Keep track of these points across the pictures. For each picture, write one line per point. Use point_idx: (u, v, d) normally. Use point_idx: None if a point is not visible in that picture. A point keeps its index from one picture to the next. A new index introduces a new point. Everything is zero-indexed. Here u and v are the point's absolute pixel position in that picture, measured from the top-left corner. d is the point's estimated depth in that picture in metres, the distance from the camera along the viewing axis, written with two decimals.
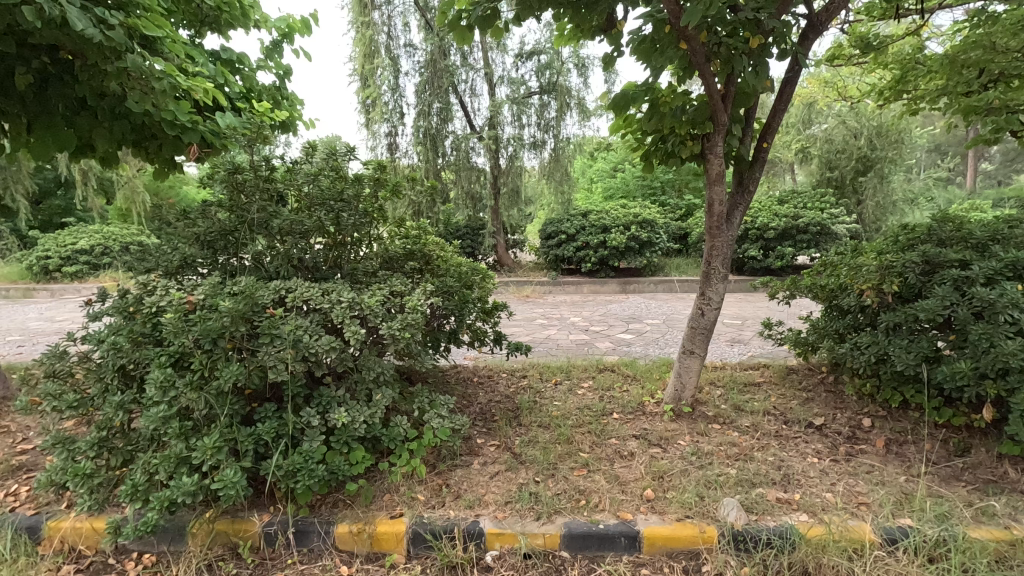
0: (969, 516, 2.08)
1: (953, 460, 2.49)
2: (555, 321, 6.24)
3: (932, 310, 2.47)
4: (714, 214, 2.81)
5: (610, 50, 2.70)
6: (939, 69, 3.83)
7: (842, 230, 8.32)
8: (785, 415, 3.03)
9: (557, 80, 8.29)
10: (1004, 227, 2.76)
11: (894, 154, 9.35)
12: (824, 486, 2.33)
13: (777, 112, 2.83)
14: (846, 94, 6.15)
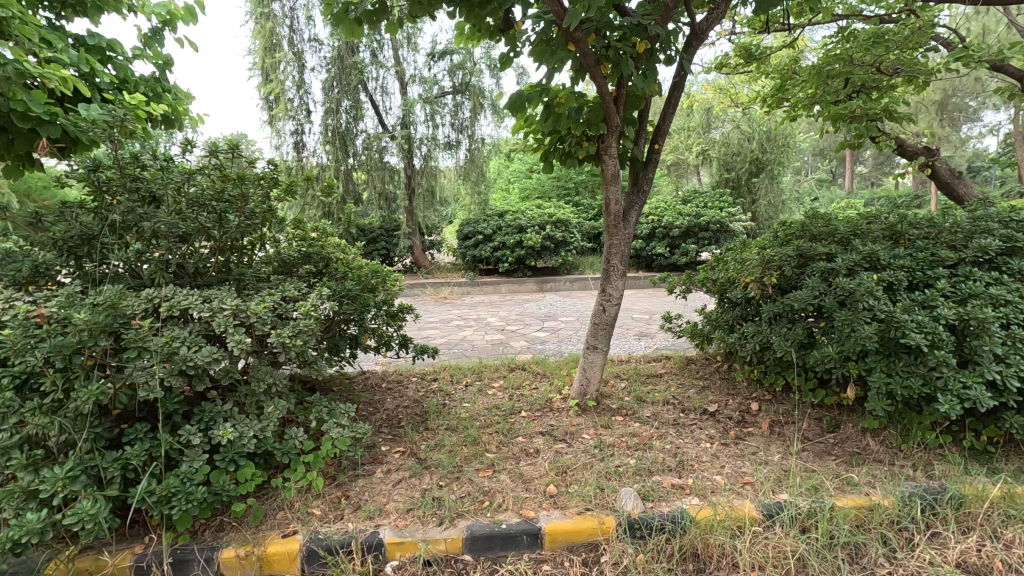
0: (836, 487, 2.27)
1: (825, 437, 2.72)
2: (472, 322, 6.24)
3: (804, 300, 2.69)
4: (611, 214, 2.90)
5: (507, 50, 2.70)
6: (810, 79, 4.20)
7: (739, 228, 8.92)
8: (682, 403, 3.19)
9: (469, 80, 8.25)
10: (863, 223, 3.05)
11: (783, 157, 10.15)
12: (714, 469, 2.48)
13: (667, 115, 2.96)
14: (737, 100, 6.58)
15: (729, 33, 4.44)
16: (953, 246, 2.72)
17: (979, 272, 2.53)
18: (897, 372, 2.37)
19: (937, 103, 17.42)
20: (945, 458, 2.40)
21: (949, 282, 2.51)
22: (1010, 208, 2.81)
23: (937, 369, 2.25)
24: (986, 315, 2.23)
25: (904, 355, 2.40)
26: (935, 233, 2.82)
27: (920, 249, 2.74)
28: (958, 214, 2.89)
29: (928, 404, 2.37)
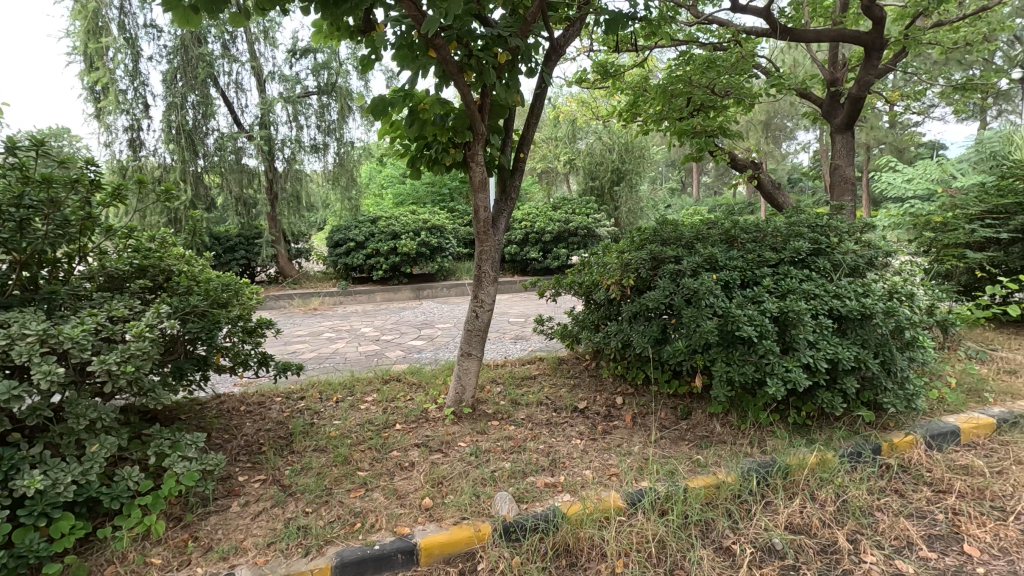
0: (689, 470, 2.49)
1: (680, 424, 2.98)
2: (345, 333, 5.94)
3: (657, 300, 2.93)
4: (480, 220, 2.92)
5: (367, 52, 2.62)
6: (658, 97, 4.61)
7: (604, 233, 9.52)
8: (554, 403, 3.31)
9: (335, 80, 7.90)
10: (704, 228, 3.39)
11: (640, 167, 11.04)
12: (584, 464, 2.60)
13: (531, 124, 3.06)
14: (598, 113, 7.03)
15: (586, 50, 4.72)
16: (775, 248, 3.12)
17: (795, 271, 2.93)
18: (735, 361, 2.66)
19: (761, 123, 20.10)
20: (775, 433, 2.74)
21: (772, 279, 2.88)
22: (815, 215, 3.30)
23: (765, 356, 2.56)
24: (799, 308, 2.59)
25: (739, 346, 2.71)
26: (761, 237, 3.21)
27: (749, 250, 3.11)
28: (777, 220, 3.33)
29: (760, 388, 2.69)
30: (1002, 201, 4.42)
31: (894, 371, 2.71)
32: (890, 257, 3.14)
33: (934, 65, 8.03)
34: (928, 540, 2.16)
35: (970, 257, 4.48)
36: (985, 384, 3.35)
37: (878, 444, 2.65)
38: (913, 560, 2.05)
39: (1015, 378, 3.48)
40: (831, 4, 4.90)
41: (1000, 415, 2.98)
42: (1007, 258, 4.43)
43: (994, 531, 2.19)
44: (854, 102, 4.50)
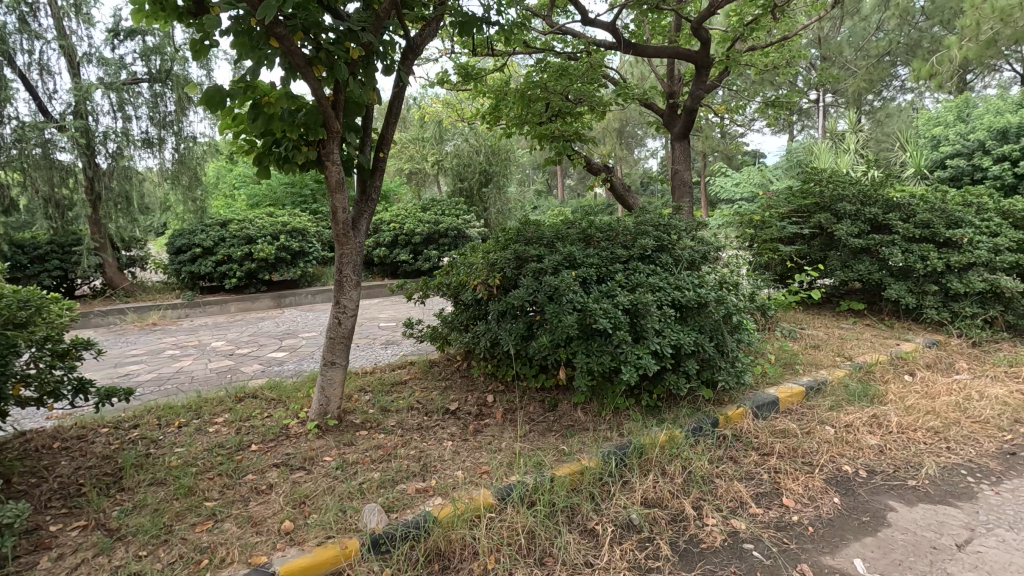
0: (555, 459, 2.60)
1: (547, 416, 3.10)
2: (192, 349, 5.33)
3: (522, 297, 3.01)
4: (339, 222, 2.78)
5: (199, 37, 2.36)
6: (517, 101, 4.75)
7: (474, 233, 9.61)
8: (425, 407, 3.26)
9: (171, 67, 7.03)
10: (563, 228, 3.56)
11: (506, 169, 11.32)
12: (455, 465, 2.59)
13: (390, 124, 2.98)
14: (463, 114, 7.07)
15: (445, 52, 4.74)
16: (625, 245, 3.37)
17: (643, 266, 3.19)
18: (593, 352, 2.83)
19: (615, 131, 21.74)
20: (631, 417, 2.95)
21: (623, 274, 3.10)
22: (659, 214, 3.62)
23: (620, 345, 2.76)
24: (646, 299, 2.82)
25: (597, 338, 2.88)
26: (614, 235, 3.45)
27: (604, 248, 3.32)
28: (626, 220, 3.60)
29: (617, 376, 2.88)
30: (804, 202, 5.22)
31: (726, 352, 3.06)
32: (720, 252, 3.56)
33: (750, 84, 9.26)
34: (756, 498, 2.47)
35: (782, 251, 5.23)
36: (796, 358, 3.92)
37: (716, 418, 2.98)
38: (744, 517, 2.34)
39: (818, 351, 4.12)
40: (667, 24, 5.42)
41: (807, 383, 3.51)
42: (809, 251, 5.24)
43: (805, 483, 2.57)
44: (689, 114, 5.02)
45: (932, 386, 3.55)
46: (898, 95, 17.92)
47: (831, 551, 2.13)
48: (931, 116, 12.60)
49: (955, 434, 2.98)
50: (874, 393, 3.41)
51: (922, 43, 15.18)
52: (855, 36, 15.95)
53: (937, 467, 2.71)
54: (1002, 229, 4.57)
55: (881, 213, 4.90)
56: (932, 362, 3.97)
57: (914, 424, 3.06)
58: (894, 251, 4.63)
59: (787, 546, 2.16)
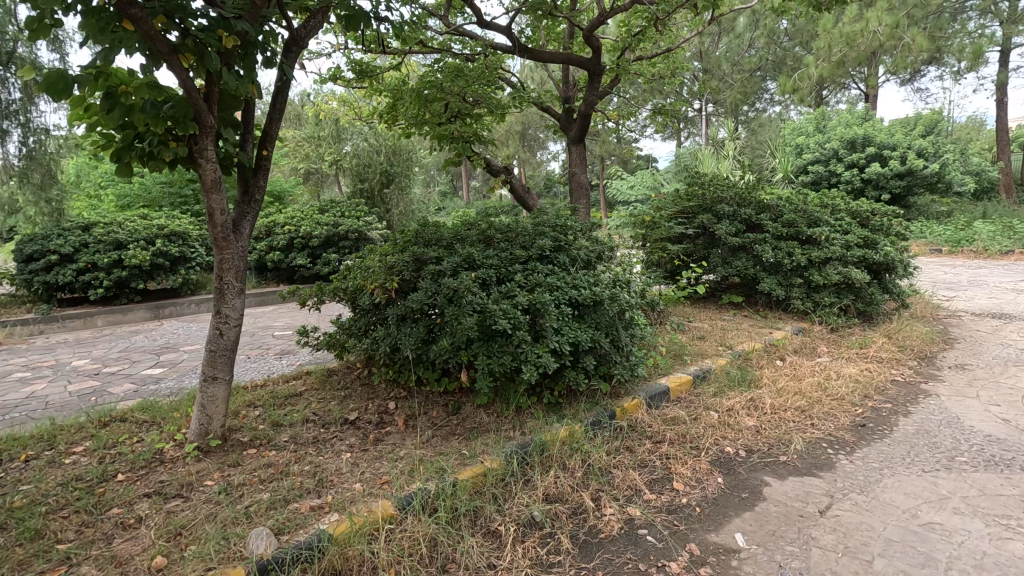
0: (458, 463, 2.57)
1: (451, 420, 3.06)
2: (47, 371, 4.68)
3: (420, 301, 2.95)
4: (217, 224, 2.56)
5: (36, 15, 2.07)
6: (414, 101, 4.67)
7: (376, 236, 9.31)
8: (322, 419, 3.10)
9: (14, 49, 5.92)
10: (462, 229, 3.53)
11: (408, 170, 11.10)
12: (354, 477, 2.48)
13: (273, 120, 2.79)
14: (360, 111, 6.84)
15: (337, 47, 4.55)
16: (524, 246, 3.41)
17: (541, 266, 3.25)
18: (494, 353, 2.84)
19: (517, 134, 22.16)
20: (533, 415, 3.00)
21: (523, 275, 3.14)
22: (556, 216, 3.71)
23: (520, 345, 2.78)
24: (544, 299, 2.88)
25: (498, 338, 2.89)
26: (512, 236, 3.49)
27: (502, 249, 3.34)
28: (524, 221, 3.66)
29: (518, 376, 2.91)
30: (689, 204, 5.60)
31: (621, 347, 3.20)
32: (613, 251, 3.71)
33: (640, 92, 9.81)
34: (649, 485, 2.60)
35: (670, 249, 5.58)
36: (685, 350, 4.19)
37: (613, 411, 3.11)
38: (639, 503, 2.45)
39: (703, 342, 4.43)
40: (561, 30, 5.56)
41: (695, 372, 3.76)
42: (694, 249, 5.62)
43: (692, 466, 2.74)
44: (583, 119, 5.19)
45: (799, 369, 3.95)
46: (768, 107, 19.82)
47: (715, 528, 2.28)
48: (795, 126, 14.07)
49: (817, 411, 3.33)
50: (751, 378, 3.73)
51: (786, 61, 16.95)
52: (731, 51, 17.42)
53: (803, 442, 3.02)
54: (852, 228, 5.18)
55: (755, 214, 5.37)
56: (799, 347, 4.41)
57: (784, 405, 3.38)
58: (766, 248, 5.09)
59: (677, 528, 2.29)
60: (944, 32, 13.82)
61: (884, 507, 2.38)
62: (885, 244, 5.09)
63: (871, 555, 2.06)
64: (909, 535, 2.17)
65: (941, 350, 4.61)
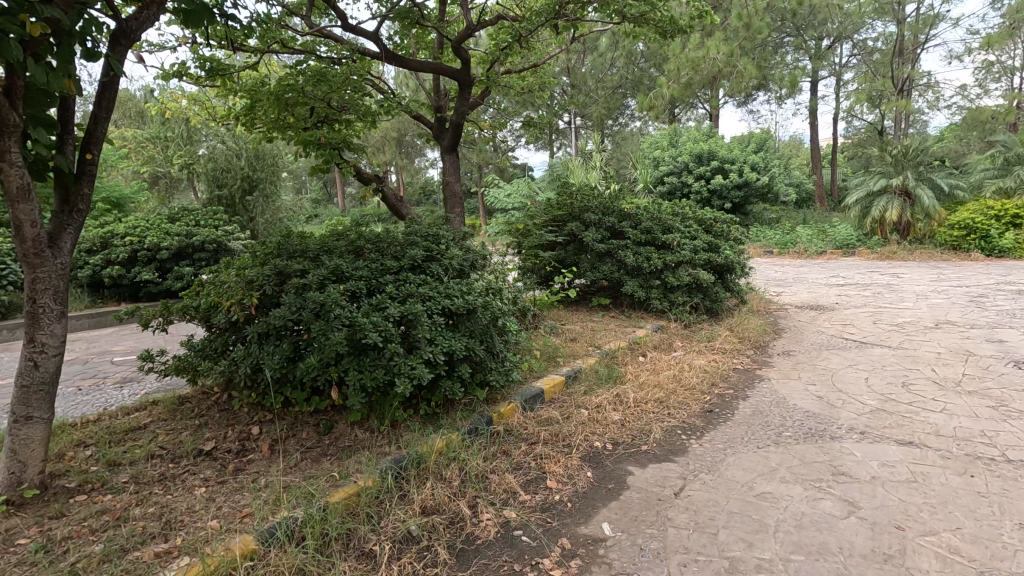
0: (328, 485, 2.45)
1: (322, 441, 2.90)
2: None
3: (283, 316, 2.77)
4: (26, 239, 2.19)
5: None
6: (275, 105, 4.38)
7: (238, 246, 8.60)
8: (171, 452, 2.79)
9: None
10: (330, 240, 3.39)
11: (273, 176, 10.41)
12: (210, 514, 2.26)
13: (99, 119, 2.45)
14: (214, 112, 6.28)
15: (182, 41, 4.15)
16: (396, 256, 3.36)
17: (413, 276, 3.21)
18: (366, 367, 2.75)
19: (393, 140, 21.78)
20: (410, 428, 2.95)
21: (394, 286, 3.08)
22: (428, 225, 3.70)
23: (393, 358, 2.73)
24: (416, 309, 2.85)
25: (369, 352, 2.81)
26: (383, 246, 3.41)
27: (373, 260, 3.26)
28: (396, 231, 3.61)
29: (392, 390, 2.84)
30: (559, 213, 5.87)
31: (495, 353, 3.26)
32: (485, 259, 3.78)
33: (511, 104, 10.13)
34: (524, 486, 2.68)
35: (542, 256, 5.81)
36: (558, 352, 4.38)
37: (489, 416, 3.16)
38: (515, 505, 2.52)
39: (575, 343, 4.67)
40: (431, 40, 5.56)
41: (566, 373, 3.95)
42: (565, 255, 5.89)
43: (564, 463, 2.88)
44: (456, 128, 5.23)
45: (657, 364, 4.31)
46: (630, 122, 21.48)
47: (585, 521, 2.42)
48: (652, 141, 15.40)
49: (673, 401, 3.66)
50: (617, 375, 4.01)
51: (643, 81, 18.53)
52: (595, 69, 18.65)
53: (662, 431, 3.30)
54: (699, 234, 5.78)
55: (618, 222, 5.77)
56: (657, 344, 4.83)
57: (645, 398, 3.67)
58: (628, 254, 5.49)
59: (550, 525, 2.39)
60: (768, 63, 15.98)
61: (727, 483, 2.68)
62: (726, 248, 5.75)
63: (716, 527, 2.31)
64: (746, 506, 2.46)
65: (772, 340, 5.30)
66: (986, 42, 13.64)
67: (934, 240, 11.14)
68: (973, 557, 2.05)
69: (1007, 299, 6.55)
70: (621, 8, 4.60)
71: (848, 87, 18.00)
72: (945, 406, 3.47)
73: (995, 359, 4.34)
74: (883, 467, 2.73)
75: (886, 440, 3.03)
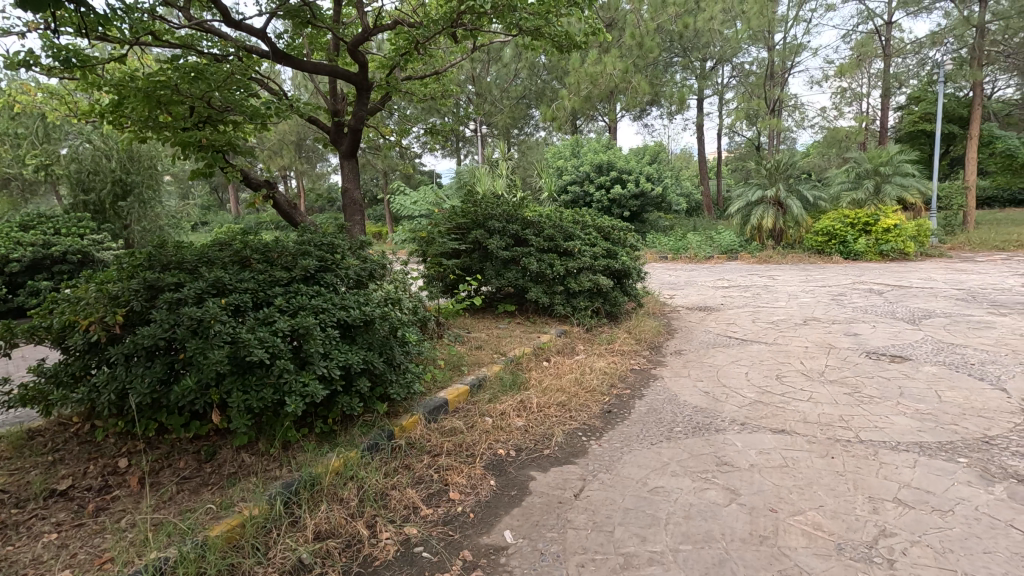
0: (207, 518, 2.25)
1: (202, 469, 2.66)
2: None
3: (153, 335, 2.51)
4: None
5: None
6: (142, 102, 3.97)
7: (108, 257, 7.74)
8: (16, 496, 2.42)
9: None
10: (210, 250, 3.14)
11: (150, 180, 9.51)
12: (60, 564, 1.99)
13: None
14: (75, 107, 5.60)
15: (30, 27, 3.67)
16: (286, 267, 3.17)
17: (305, 288, 3.05)
18: (252, 387, 2.57)
19: (292, 144, 20.75)
20: (304, 448, 2.79)
21: (284, 298, 2.90)
22: (323, 234, 3.54)
23: (282, 375, 2.56)
24: (308, 323, 2.70)
25: (256, 370, 2.62)
26: (271, 256, 3.21)
27: (260, 270, 3.05)
28: (287, 240, 3.42)
29: (282, 409, 2.67)
30: (462, 220, 5.86)
31: (396, 365, 3.18)
32: (385, 268, 3.67)
33: (415, 110, 10.01)
34: (426, 500, 2.63)
35: (447, 264, 5.76)
36: (462, 360, 4.36)
37: (390, 431, 3.07)
38: (416, 521, 2.45)
39: (480, 351, 4.67)
40: (327, 41, 5.35)
41: (471, 382, 3.93)
42: (470, 262, 5.88)
43: (467, 473, 2.86)
44: (354, 133, 5.07)
45: (560, 368, 4.42)
46: (535, 132, 22.04)
47: (487, 530, 2.40)
48: (555, 151, 15.89)
49: (574, 404, 3.77)
50: (521, 381, 4.05)
51: (545, 92, 19.12)
52: (499, 79, 18.98)
53: (563, 434, 3.37)
54: (598, 241, 6.02)
55: (521, 229, 5.86)
56: (561, 348, 4.96)
57: (548, 402, 3.74)
58: (531, 260, 5.59)
59: (451, 538, 2.35)
60: (659, 80, 17.09)
61: (623, 480, 2.78)
62: (623, 254, 6.03)
63: (612, 525, 2.38)
64: (641, 502, 2.57)
65: (666, 340, 5.63)
66: (839, 70, 15.52)
67: (803, 245, 12.44)
68: (832, 532, 2.27)
69: (861, 297, 7.43)
70: (518, 22, 4.70)
71: (729, 106, 19.68)
72: (811, 395, 3.85)
73: (851, 350, 4.90)
74: (759, 455, 2.98)
75: (762, 429, 3.31)
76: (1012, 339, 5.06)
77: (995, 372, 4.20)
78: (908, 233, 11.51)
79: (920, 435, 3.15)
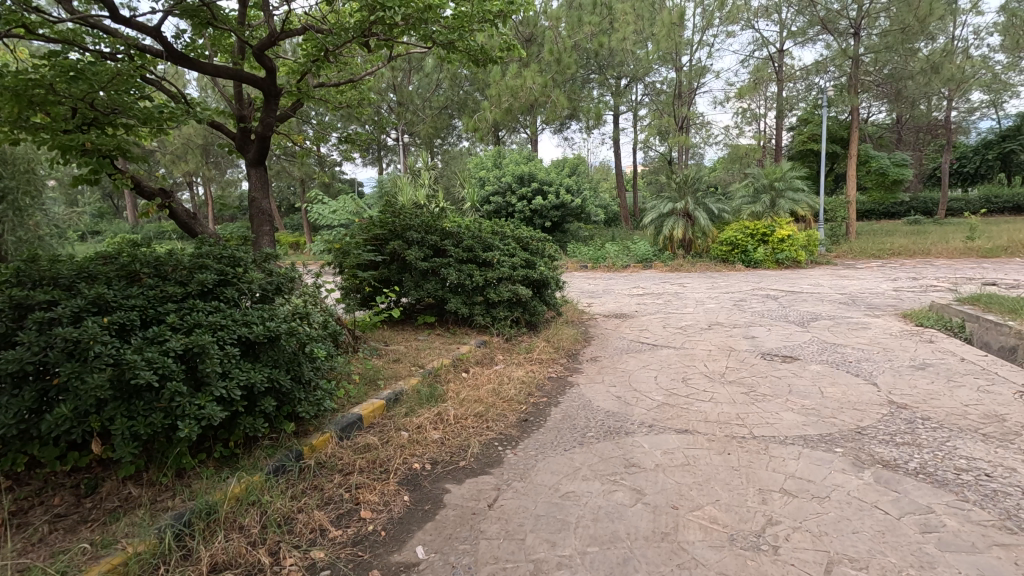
0: (84, 559, 2.05)
1: (81, 504, 2.43)
2: None
3: (19, 359, 2.26)
4: None
5: None
6: (11, 102, 3.58)
7: None
8: None
9: None
10: (91, 264, 2.89)
11: (28, 185, 8.65)
12: None
13: None
14: None
15: None
16: (180, 282, 2.98)
17: (202, 303, 2.87)
18: (138, 413, 2.38)
19: (198, 147, 19.53)
20: (200, 475, 2.62)
21: (177, 315, 2.72)
22: (224, 246, 3.36)
23: (174, 399, 2.40)
24: (204, 341, 2.54)
25: (144, 394, 2.43)
26: (162, 271, 3.00)
27: (149, 286, 2.84)
28: (183, 252, 3.21)
29: (174, 434, 2.50)
30: (380, 231, 5.75)
31: (304, 382, 3.06)
32: (294, 281, 3.53)
33: (331, 115, 9.73)
34: (335, 521, 2.54)
35: (363, 275, 5.61)
36: (379, 374, 4.26)
37: (298, 451, 2.95)
38: (323, 544, 2.37)
39: (397, 363, 4.60)
40: (232, 42, 5.11)
41: (388, 396, 3.85)
42: (388, 274, 5.76)
43: (380, 491, 2.80)
44: (262, 141, 4.85)
45: (478, 379, 4.44)
46: (458, 141, 22.12)
47: (398, 547, 2.36)
48: (478, 161, 15.97)
49: (491, 414, 3.80)
50: (438, 394, 4.01)
51: (467, 103, 19.25)
52: (421, 88, 18.91)
53: (480, 444, 3.39)
54: (517, 251, 6.10)
55: (440, 240, 5.83)
56: (479, 359, 4.98)
57: (465, 414, 3.74)
58: (451, 271, 5.57)
59: (361, 559, 2.29)
60: (577, 95, 17.72)
61: (536, 487, 2.84)
62: (541, 264, 6.16)
63: (524, 533, 2.42)
64: (553, 507, 2.63)
65: (583, 347, 5.81)
66: (738, 92, 16.82)
67: (710, 254, 13.28)
68: (726, 524, 2.43)
69: (759, 302, 8.03)
70: (432, 35, 4.73)
71: (642, 122, 20.69)
72: (712, 395, 4.11)
73: (749, 352, 5.29)
74: (664, 455, 3.14)
75: (667, 430, 3.50)
76: (883, 338, 5.66)
77: (869, 368, 4.69)
78: (800, 243, 12.61)
79: (805, 429, 3.45)
